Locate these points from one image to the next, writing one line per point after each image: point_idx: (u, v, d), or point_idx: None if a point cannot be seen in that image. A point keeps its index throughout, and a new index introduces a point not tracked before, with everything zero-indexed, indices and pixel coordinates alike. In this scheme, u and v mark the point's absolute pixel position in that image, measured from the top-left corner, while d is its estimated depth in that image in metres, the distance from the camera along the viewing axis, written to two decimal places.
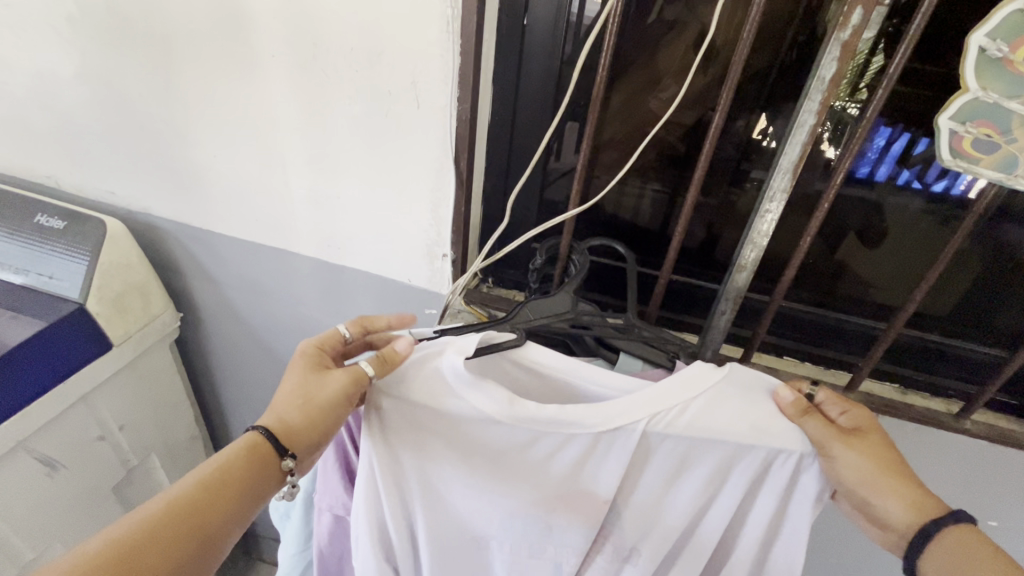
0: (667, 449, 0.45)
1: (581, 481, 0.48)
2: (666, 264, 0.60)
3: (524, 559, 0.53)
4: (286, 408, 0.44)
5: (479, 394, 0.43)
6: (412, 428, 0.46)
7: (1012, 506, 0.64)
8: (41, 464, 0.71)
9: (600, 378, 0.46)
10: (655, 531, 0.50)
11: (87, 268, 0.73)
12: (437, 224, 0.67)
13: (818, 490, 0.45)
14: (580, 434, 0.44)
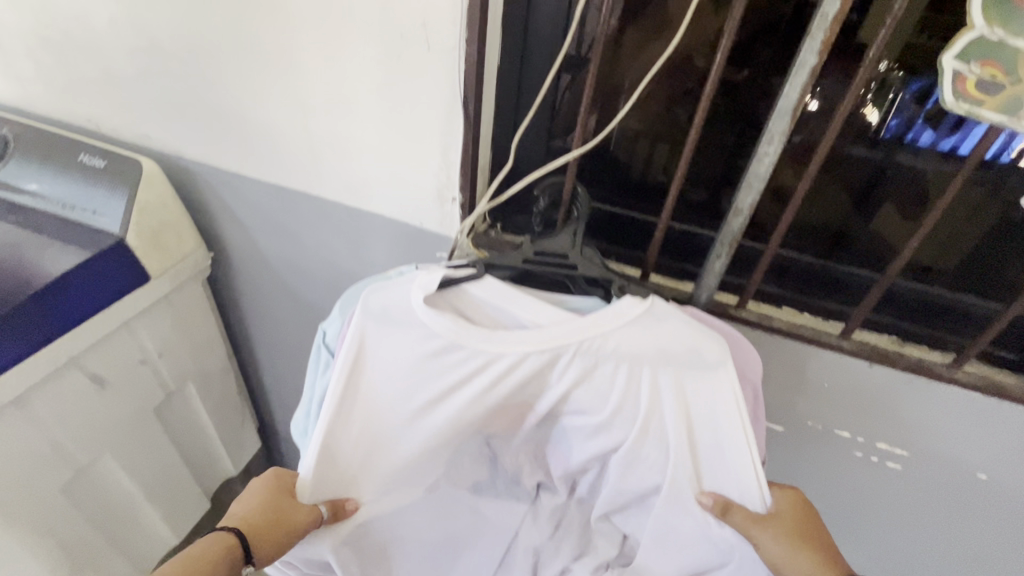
0: (583, 359, 0.56)
1: (534, 379, 0.59)
2: (666, 210, 0.62)
3: (469, 463, 0.68)
4: (247, 515, 0.54)
5: (437, 318, 0.55)
6: (390, 337, 0.57)
7: (1001, 458, 0.66)
8: (91, 379, 0.78)
9: (537, 310, 0.56)
10: (594, 435, 0.61)
11: (126, 203, 0.79)
12: (448, 168, 0.69)
13: (715, 385, 0.54)
14: (529, 352, 0.56)
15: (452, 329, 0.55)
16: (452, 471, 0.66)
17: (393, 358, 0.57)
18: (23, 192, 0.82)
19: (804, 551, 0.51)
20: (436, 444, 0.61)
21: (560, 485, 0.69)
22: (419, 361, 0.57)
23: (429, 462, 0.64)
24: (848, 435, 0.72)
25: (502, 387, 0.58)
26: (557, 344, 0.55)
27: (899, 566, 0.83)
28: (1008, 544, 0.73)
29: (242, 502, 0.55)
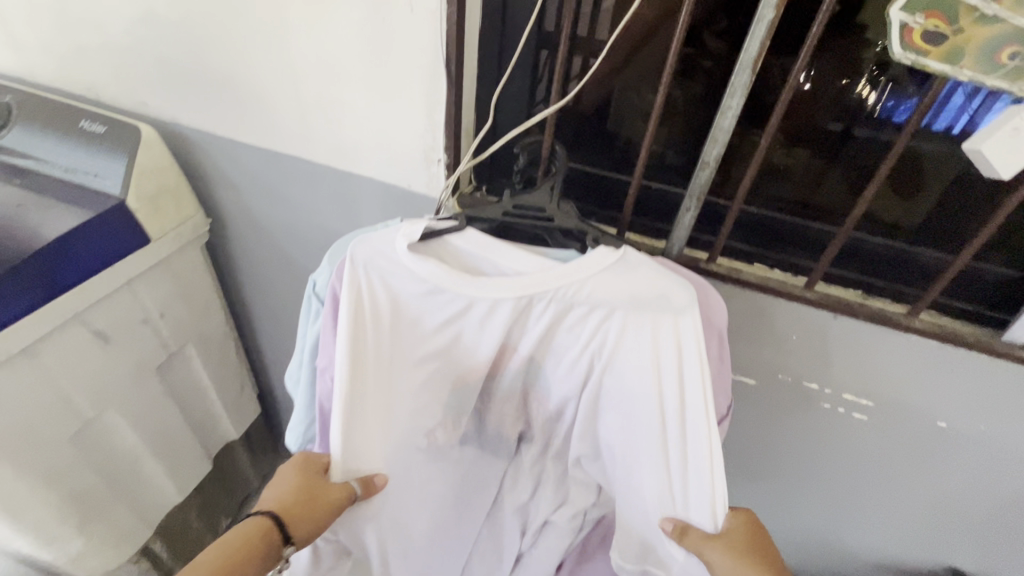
0: (559, 305, 0.59)
1: (512, 327, 0.62)
2: (639, 167, 0.65)
3: (460, 419, 0.71)
4: (281, 498, 0.59)
5: (421, 266, 0.57)
6: (387, 279, 0.59)
7: (957, 404, 0.69)
8: (96, 335, 0.82)
9: (515, 259, 0.58)
10: (569, 377, 0.65)
11: (125, 167, 0.82)
12: (433, 130, 0.72)
13: (685, 333, 0.55)
14: (506, 300, 0.58)
15: (436, 276, 0.57)
16: (445, 427, 0.70)
17: (388, 300, 0.60)
18: (27, 157, 0.86)
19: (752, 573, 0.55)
20: (436, 384, 0.67)
21: (540, 432, 0.73)
22: (415, 299, 0.60)
23: (424, 412, 0.68)
24: (815, 386, 0.75)
25: (485, 332, 0.62)
26: (533, 291, 0.57)
27: (863, 514, 0.88)
28: (964, 487, 0.77)
29: (274, 487, 0.61)
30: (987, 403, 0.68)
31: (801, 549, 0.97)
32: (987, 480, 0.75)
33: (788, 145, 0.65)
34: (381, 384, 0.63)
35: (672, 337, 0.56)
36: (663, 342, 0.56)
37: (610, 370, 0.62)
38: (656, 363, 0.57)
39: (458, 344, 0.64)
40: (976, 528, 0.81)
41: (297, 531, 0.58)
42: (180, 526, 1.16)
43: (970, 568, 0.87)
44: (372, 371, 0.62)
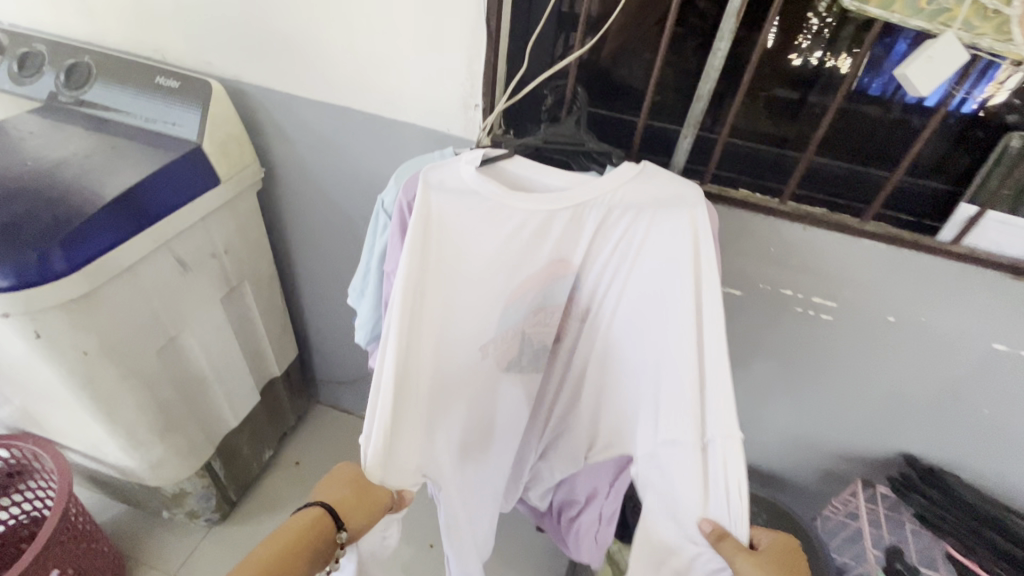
0: (594, 213, 0.72)
1: (554, 237, 0.75)
2: (645, 105, 0.79)
3: (509, 340, 0.84)
4: (338, 495, 0.75)
5: (480, 183, 0.70)
6: (449, 199, 0.71)
7: (903, 301, 0.85)
8: (177, 263, 0.96)
9: (554, 177, 0.72)
10: (600, 277, 0.80)
11: (200, 116, 0.94)
12: (472, 78, 0.85)
13: (698, 226, 0.69)
14: (551, 210, 0.71)
15: (493, 191, 0.70)
16: (500, 345, 0.83)
17: (452, 217, 0.72)
18: (110, 110, 0.98)
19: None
20: (491, 306, 0.80)
21: (570, 335, 0.88)
22: (472, 216, 0.72)
23: (479, 330, 0.80)
24: (790, 293, 0.91)
25: (534, 242, 0.75)
26: (570, 203, 0.71)
27: (830, 408, 1.04)
28: (911, 376, 0.94)
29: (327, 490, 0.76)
30: (928, 297, 0.83)
31: (779, 447, 1.14)
32: (928, 368, 0.92)
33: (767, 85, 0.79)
34: (444, 292, 0.76)
35: (690, 233, 0.70)
36: (680, 235, 0.70)
37: (640, 267, 0.76)
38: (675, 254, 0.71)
39: (507, 260, 0.76)
40: (922, 413, 0.98)
41: (352, 520, 0.74)
42: (233, 450, 1.31)
43: (918, 452, 1.04)
44: (438, 279, 0.75)
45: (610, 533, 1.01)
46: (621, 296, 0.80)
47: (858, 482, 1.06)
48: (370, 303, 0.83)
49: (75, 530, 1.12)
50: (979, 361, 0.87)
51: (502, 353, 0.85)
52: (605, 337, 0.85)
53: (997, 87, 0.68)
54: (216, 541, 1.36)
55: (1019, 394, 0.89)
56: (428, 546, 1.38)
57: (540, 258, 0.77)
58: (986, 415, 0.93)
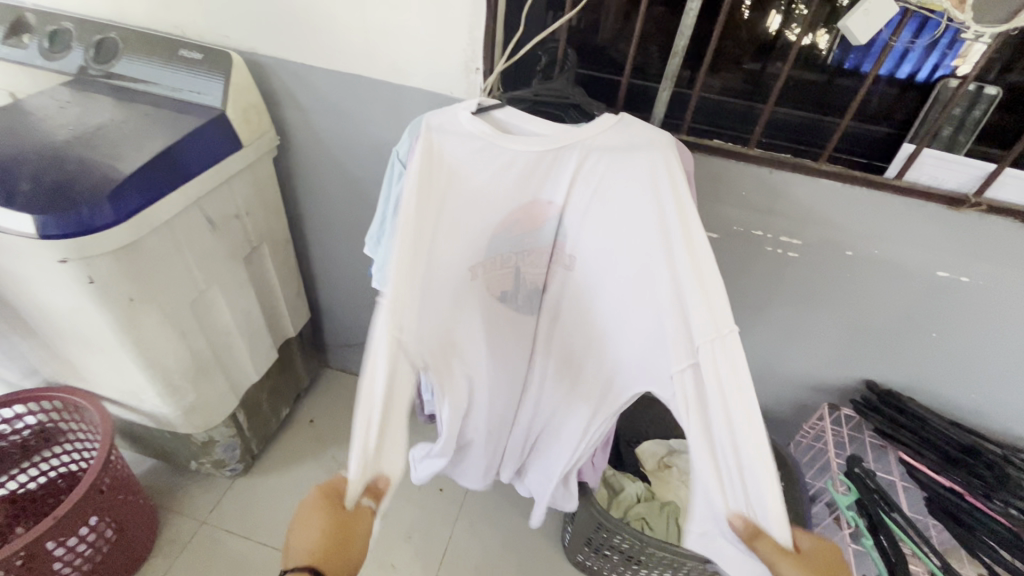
0: (575, 154, 0.84)
1: (536, 181, 0.87)
2: (629, 62, 0.88)
3: (499, 276, 0.95)
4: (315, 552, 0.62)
5: (474, 125, 0.81)
6: (448, 140, 0.83)
7: (859, 235, 0.96)
8: (206, 220, 1.05)
9: (537, 122, 0.83)
10: (583, 223, 0.89)
11: (224, 85, 1.03)
12: (473, 43, 0.95)
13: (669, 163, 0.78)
14: (536, 151, 0.82)
15: (484, 132, 0.82)
16: (489, 277, 0.94)
17: (451, 156, 0.84)
18: (138, 83, 1.06)
19: None
20: (483, 244, 0.91)
21: (555, 281, 0.96)
22: (468, 155, 0.83)
23: (472, 264, 0.92)
24: (760, 233, 1.02)
25: (523, 184, 0.87)
26: (552, 145, 0.82)
27: (800, 341, 1.16)
28: (869, 306, 1.05)
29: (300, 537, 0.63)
30: (880, 230, 0.95)
31: (756, 382, 1.26)
32: (883, 297, 1.03)
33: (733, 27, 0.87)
34: (451, 229, 0.87)
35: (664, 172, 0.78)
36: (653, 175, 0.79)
37: (615, 210, 0.85)
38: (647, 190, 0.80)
39: (500, 199, 0.87)
40: (881, 341, 1.10)
41: None
42: (255, 404, 1.40)
43: (878, 379, 1.16)
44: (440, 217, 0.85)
45: (604, 458, 1.14)
46: (600, 240, 0.89)
47: (824, 407, 1.18)
48: (382, 247, 0.93)
49: (115, 478, 1.21)
50: (926, 287, 0.99)
51: (495, 281, 0.96)
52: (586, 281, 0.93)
53: (960, 61, 0.79)
54: (242, 491, 1.46)
55: (962, 317, 1.00)
56: (438, 490, 1.50)
57: (527, 199, 0.88)
58: (935, 337, 1.04)
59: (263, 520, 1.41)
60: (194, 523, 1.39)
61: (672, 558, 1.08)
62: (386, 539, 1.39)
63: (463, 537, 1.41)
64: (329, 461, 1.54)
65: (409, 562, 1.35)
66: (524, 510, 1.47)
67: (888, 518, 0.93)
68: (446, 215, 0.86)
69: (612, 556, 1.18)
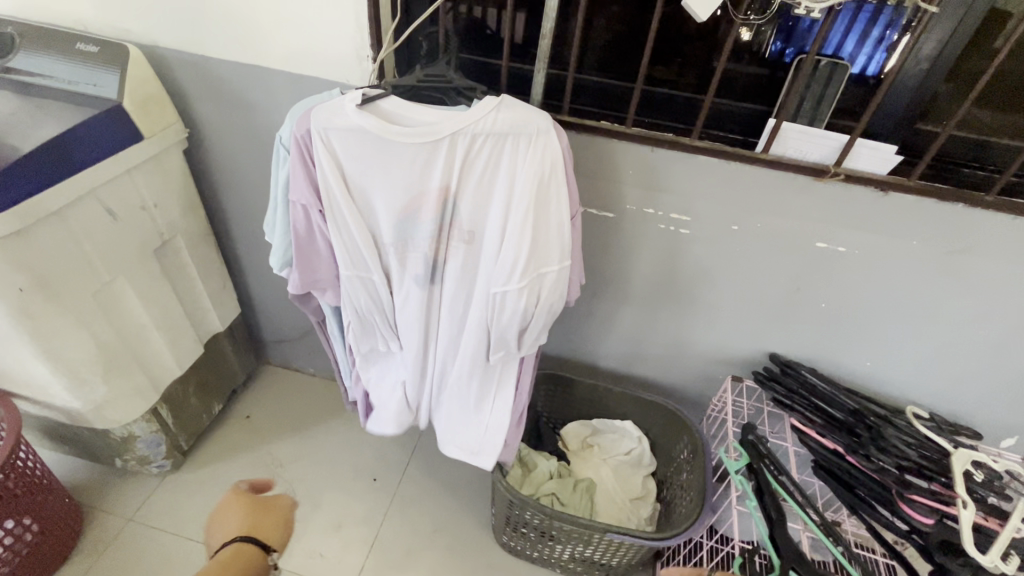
0: (464, 141, 0.86)
1: (430, 166, 0.89)
2: (505, 47, 0.91)
3: (404, 258, 0.98)
4: (248, 525, 0.85)
5: (361, 115, 0.84)
6: (337, 129, 0.86)
7: (740, 210, 1.00)
8: (106, 212, 1.06)
9: (423, 111, 0.85)
10: (479, 205, 0.93)
11: (120, 77, 1.04)
12: (360, 30, 0.97)
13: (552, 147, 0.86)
14: (424, 138, 0.85)
15: (373, 122, 0.84)
16: (393, 256, 0.98)
17: (342, 143, 0.87)
18: (32, 76, 1.05)
19: None
20: (383, 225, 0.95)
21: (456, 261, 0.99)
22: (359, 141, 0.86)
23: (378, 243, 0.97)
24: (652, 211, 1.05)
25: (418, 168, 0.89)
26: (438, 133, 0.85)
27: (705, 317, 1.19)
28: (762, 280, 1.09)
29: (224, 523, 0.86)
30: (757, 204, 0.99)
31: (671, 359, 1.29)
32: (774, 270, 1.07)
33: (602, 5, 0.90)
34: (357, 210, 0.94)
35: (542, 151, 0.86)
36: (535, 159, 0.86)
37: (505, 189, 0.90)
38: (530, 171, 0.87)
39: (396, 184, 0.91)
40: (778, 313, 1.14)
41: (275, 542, 0.85)
42: (181, 399, 1.40)
43: (781, 351, 1.20)
44: (346, 200, 0.91)
45: (516, 436, 1.19)
46: (495, 218, 0.93)
47: (729, 379, 1.22)
48: (280, 232, 0.96)
49: (34, 480, 1.19)
50: (809, 258, 1.03)
51: (405, 264, 0.99)
52: (484, 257, 0.97)
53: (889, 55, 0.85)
54: (171, 486, 1.45)
55: (844, 286, 1.05)
56: (372, 480, 1.50)
57: (427, 184, 0.91)
58: (823, 307, 1.09)
59: (193, 515, 1.40)
60: (120, 520, 1.38)
61: (580, 531, 1.10)
62: (316, 530, 1.39)
63: (394, 524, 1.42)
64: (263, 456, 1.53)
65: (338, 551, 1.36)
66: (458, 497, 1.49)
67: (775, 480, 0.96)
68: (341, 202, 0.91)
69: (529, 533, 1.20)
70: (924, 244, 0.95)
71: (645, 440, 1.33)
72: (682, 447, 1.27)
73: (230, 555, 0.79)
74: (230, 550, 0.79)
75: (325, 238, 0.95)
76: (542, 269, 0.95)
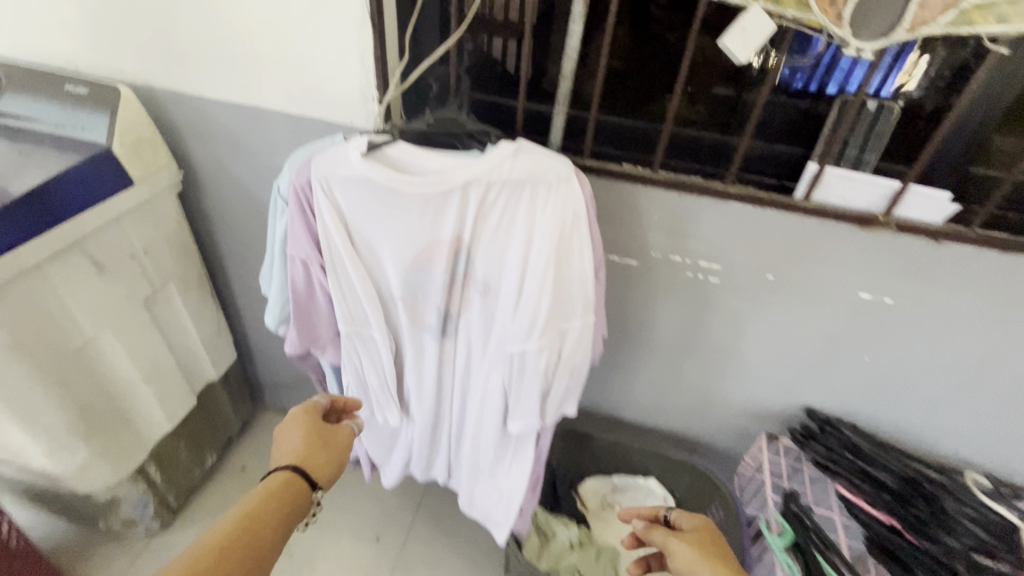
0: (477, 189, 0.79)
1: (442, 218, 0.82)
2: (520, 88, 0.85)
3: (412, 312, 0.91)
4: (305, 453, 0.78)
5: (366, 165, 0.76)
6: (339, 179, 0.78)
7: (777, 259, 0.92)
8: (91, 263, 0.98)
9: (433, 158, 0.77)
10: (495, 255, 0.85)
11: (110, 120, 0.97)
12: (365, 71, 0.91)
13: (574, 196, 0.78)
14: (434, 189, 0.78)
15: (377, 173, 0.76)
16: (402, 310, 0.91)
17: (345, 195, 0.80)
18: (20, 119, 0.99)
19: (711, 563, 0.75)
20: (390, 278, 0.88)
21: (469, 314, 0.91)
22: (363, 192, 0.79)
23: (386, 296, 0.90)
24: (679, 259, 0.97)
25: (429, 219, 0.82)
26: (450, 182, 0.77)
27: (736, 369, 1.10)
28: (799, 331, 1.00)
29: (286, 439, 0.80)
30: (794, 251, 0.90)
31: (698, 412, 1.20)
32: (813, 320, 0.98)
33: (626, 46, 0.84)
34: (362, 263, 0.86)
35: (564, 201, 0.78)
36: (556, 210, 0.79)
37: (522, 240, 0.82)
38: (551, 222, 0.79)
39: (402, 233, 0.83)
40: (817, 366, 1.04)
41: (321, 480, 0.78)
42: (171, 454, 1.31)
43: (818, 405, 1.10)
44: (350, 255, 0.84)
45: (533, 502, 1.08)
46: (511, 271, 0.85)
47: (763, 437, 1.10)
48: (277, 287, 0.88)
49: (9, 550, 1.10)
50: (851, 310, 0.95)
51: (413, 319, 0.92)
52: (499, 312, 0.89)
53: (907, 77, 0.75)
54: (159, 548, 1.35)
55: (892, 339, 0.96)
56: (375, 540, 1.40)
57: (437, 235, 0.83)
58: (867, 360, 1.00)
59: None
60: None
61: None
62: None
63: None
64: None
65: None
66: (466, 558, 1.37)
67: (824, 559, 0.88)
68: (344, 255, 0.84)
69: None
70: (983, 296, 0.87)
71: (668, 500, 1.24)
72: (712, 510, 1.18)
73: (275, 484, 0.73)
74: (277, 481, 0.74)
75: (326, 293, 0.88)
76: (563, 324, 0.87)
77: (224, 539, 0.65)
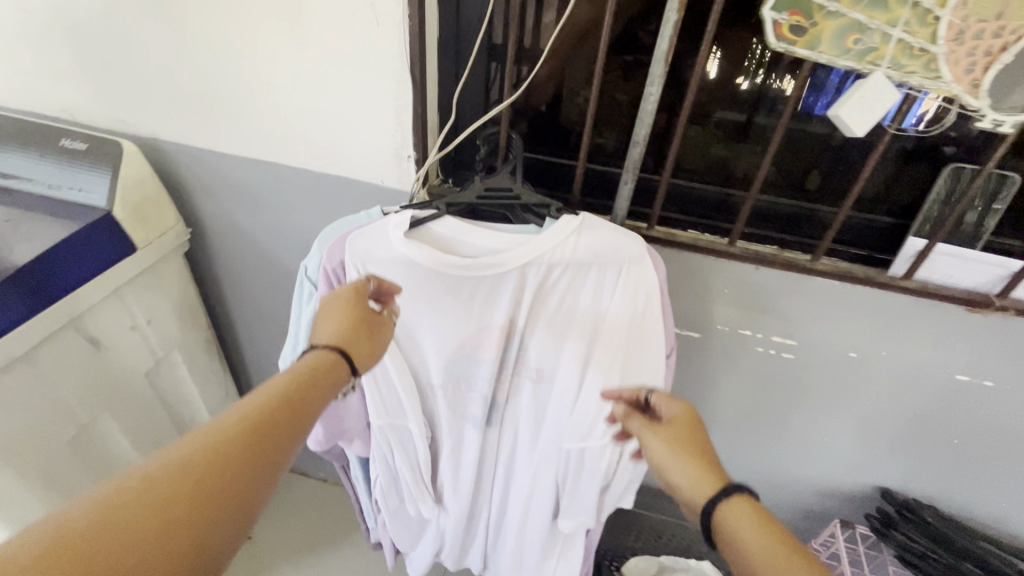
0: (537, 271, 0.68)
1: (494, 301, 0.71)
2: (580, 152, 0.74)
3: (453, 400, 0.80)
4: (348, 335, 0.62)
5: (409, 248, 0.66)
6: (376, 261, 0.68)
7: (863, 336, 0.82)
8: (88, 342, 0.87)
9: (487, 237, 0.67)
10: (551, 339, 0.75)
11: (111, 180, 0.86)
12: (401, 129, 0.81)
13: (649, 279, 0.68)
14: (488, 272, 0.67)
15: (423, 256, 0.66)
16: (441, 399, 0.80)
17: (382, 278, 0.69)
18: (11, 178, 0.89)
19: (689, 456, 0.61)
20: (429, 364, 0.77)
21: (518, 399, 0.81)
22: (405, 274, 0.69)
23: (423, 383, 0.79)
24: (749, 332, 0.87)
25: (479, 301, 0.71)
26: (507, 264, 0.67)
27: (804, 445, 0.99)
28: (880, 410, 0.90)
29: (331, 311, 0.63)
30: (884, 329, 0.80)
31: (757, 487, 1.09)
32: (897, 400, 0.88)
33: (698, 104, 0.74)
34: (399, 349, 0.76)
35: (637, 284, 0.68)
36: (627, 294, 0.68)
37: (585, 324, 0.72)
38: (622, 306, 0.69)
39: (446, 319, 0.73)
40: (897, 446, 0.94)
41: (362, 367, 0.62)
42: None
43: (894, 485, 1.00)
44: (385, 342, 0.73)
45: None
46: (570, 358, 0.74)
47: (835, 521, 1.00)
48: None
49: None
50: (942, 391, 0.84)
51: (454, 408, 0.81)
52: (555, 400, 0.78)
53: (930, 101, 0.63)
54: None
55: (987, 422, 0.86)
56: None
57: (486, 319, 0.73)
58: (955, 443, 0.90)
59: None
60: None
61: None
62: None
63: None
64: None
65: None
66: None
67: None
68: None
69: None
70: None
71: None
72: None
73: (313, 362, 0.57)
74: (317, 356, 0.58)
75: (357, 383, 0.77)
76: None
77: (261, 411, 0.50)
